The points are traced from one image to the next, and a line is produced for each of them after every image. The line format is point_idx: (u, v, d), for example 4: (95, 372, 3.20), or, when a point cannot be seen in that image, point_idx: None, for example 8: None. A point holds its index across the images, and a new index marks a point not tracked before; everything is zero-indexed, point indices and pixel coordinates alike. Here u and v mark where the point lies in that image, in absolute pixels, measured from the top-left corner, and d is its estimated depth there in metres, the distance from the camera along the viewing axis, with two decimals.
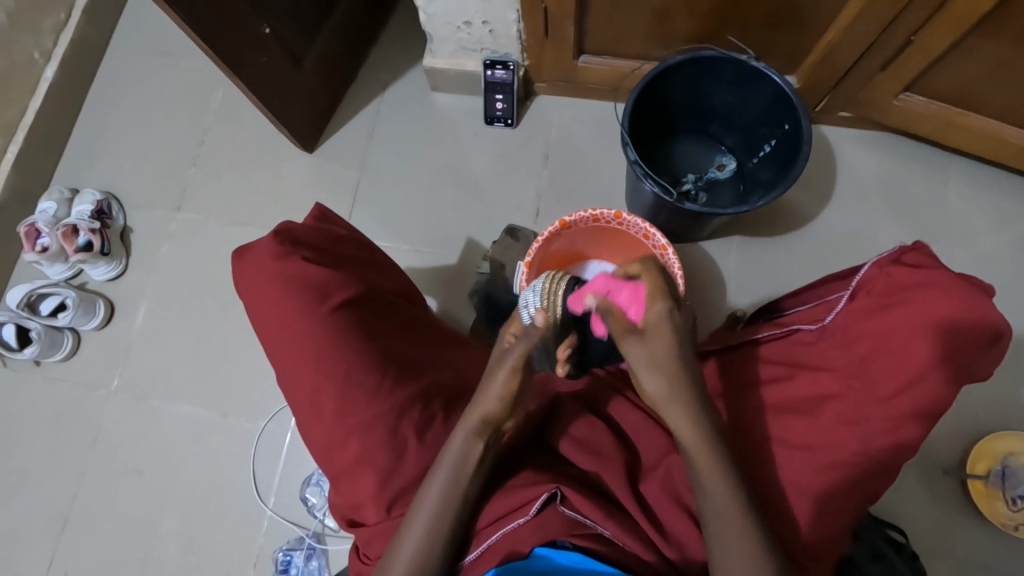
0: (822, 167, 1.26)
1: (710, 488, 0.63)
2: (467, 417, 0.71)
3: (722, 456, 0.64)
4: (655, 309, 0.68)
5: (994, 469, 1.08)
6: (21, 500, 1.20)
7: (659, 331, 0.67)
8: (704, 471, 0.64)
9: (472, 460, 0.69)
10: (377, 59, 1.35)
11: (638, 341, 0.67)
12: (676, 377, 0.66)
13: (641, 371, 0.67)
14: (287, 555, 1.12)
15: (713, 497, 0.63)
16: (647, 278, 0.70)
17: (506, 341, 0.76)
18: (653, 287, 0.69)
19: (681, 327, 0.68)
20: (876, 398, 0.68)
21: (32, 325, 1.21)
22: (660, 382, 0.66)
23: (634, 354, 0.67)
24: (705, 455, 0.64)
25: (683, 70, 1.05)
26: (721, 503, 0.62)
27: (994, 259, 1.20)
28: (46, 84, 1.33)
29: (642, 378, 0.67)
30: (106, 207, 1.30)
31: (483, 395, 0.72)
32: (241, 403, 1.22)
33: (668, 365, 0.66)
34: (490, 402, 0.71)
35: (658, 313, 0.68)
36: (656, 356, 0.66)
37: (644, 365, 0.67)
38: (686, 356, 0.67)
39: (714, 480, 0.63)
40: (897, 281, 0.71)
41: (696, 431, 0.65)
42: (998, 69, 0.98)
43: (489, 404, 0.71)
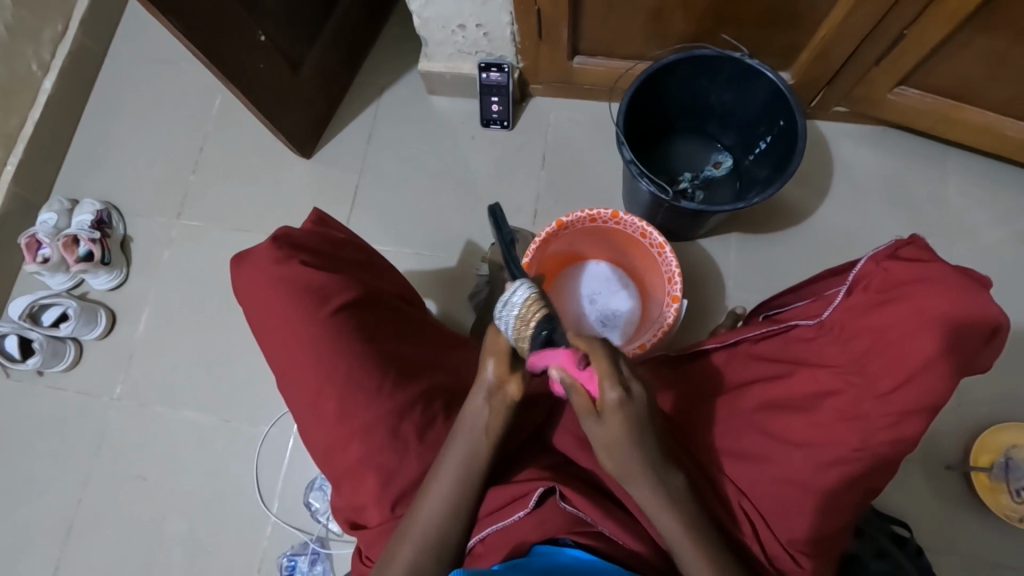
0: (819, 163, 1.26)
1: (667, 528, 0.66)
2: (478, 382, 0.71)
3: (678, 504, 0.67)
4: (608, 395, 0.62)
5: (997, 462, 1.07)
6: (26, 509, 1.21)
7: (613, 420, 0.63)
8: (660, 514, 0.66)
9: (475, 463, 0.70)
10: (374, 65, 1.36)
11: (596, 422, 0.64)
12: (630, 451, 0.65)
13: (601, 450, 0.66)
14: (292, 560, 1.13)
15: (673, 530, 0.66)
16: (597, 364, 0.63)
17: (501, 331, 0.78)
18: (601, 373, 0.62)
19: (636, 405, 0.63)
20: (875, 395, 0.68)
21: (34, 336, 1.22)
22: (616, 462, 0.66)
23: (591, 431, 0.65)
24: (663, 510, 0.66)
25: (677, 69, 1.05)
26: (681, 537, 0.65)
27: (994, 252, 1.20)
28: (45, 96, 1.34)
29: (602, 450, 0.66)
30: (106, 216, 1.31)
31: (483, 358, 0.71)
32: (243, 409, 1.22)
33: (623, 442, 0.64)
34: (490, 369, 0.70)
35: (611, 400, 0.63)
36: (611, 438, 0.64)
37: (603, 443, 0.65)
38: (642, 431, 0.65)
39: (667, 506, 0.66)
40: (894, 277, 0.70)
41: (654, 492, 0.66)
42: (993, 63, 0.98)
43: (490, 366, 0.70)
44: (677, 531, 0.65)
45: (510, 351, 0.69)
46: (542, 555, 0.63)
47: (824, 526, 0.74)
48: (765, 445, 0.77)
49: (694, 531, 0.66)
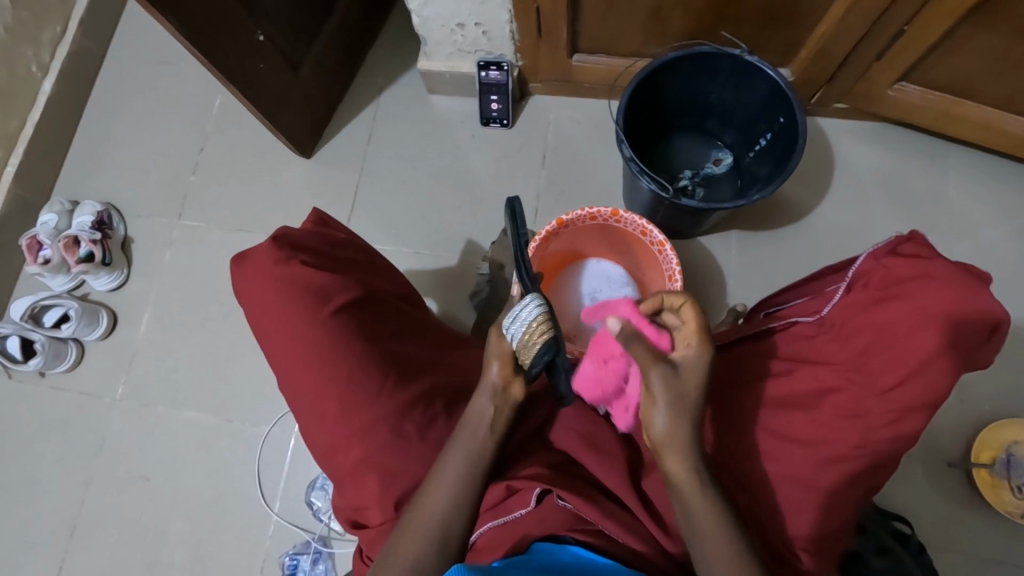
0: (819, 160, 1.25)
1: (693, 501, 0.64)
2: (484, 381, 0.74)
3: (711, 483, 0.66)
4: (691, 349, 0.68)
5: (999, 458, 1.07)
6: (30, 510, 1.21)
7: (692, 372, 0.67)
8: (692, 488, 0.65)
9: (476, 463, 0.71)
10: (374, 64, 1.36)
11: (668, 371, 0.67)
12: (687, 416, 0.66)
13: (662, 405, 0.66)
14: (294, 560, 1.13)
15: (696, 502, 0.64)
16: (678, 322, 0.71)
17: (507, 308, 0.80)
18: (692, 328, 0.69)
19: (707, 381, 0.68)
20: (876, 392, 0.68)
21: (35, 337, 1.22)
22: (675, 425, 0.66)
23: (658, 381, 0.66)
24: (696, 486, 0.64)
25: (677, 67, 1.05)
26: (706, 515, 0.63)
27: (995, 249, 1.20)
28: (44, 97, 1.34)
29: (655, 408, 0.66)
30: (107, 217, 1.31)
31: (488, 361, 0.74)
32: (245, 409, 1.22)
33: (688, 403, 0.66)
34: (496, 370, 0.73)
35: (693, 356, 0.68)
36: (680, 393, 0.66)
37: (667, 397, 0.66)
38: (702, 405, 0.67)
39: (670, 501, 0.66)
40: (895, 274, 0.70)
41: (691, 465, 0.65)
42: (993, 59, 0.98)
43: (495, 367, 0.73)
44: (702, 507, 0.64)
45: (512, 356, 0.73)
46: (541, 552, 0.63)
47: (827, 525, 0.73)
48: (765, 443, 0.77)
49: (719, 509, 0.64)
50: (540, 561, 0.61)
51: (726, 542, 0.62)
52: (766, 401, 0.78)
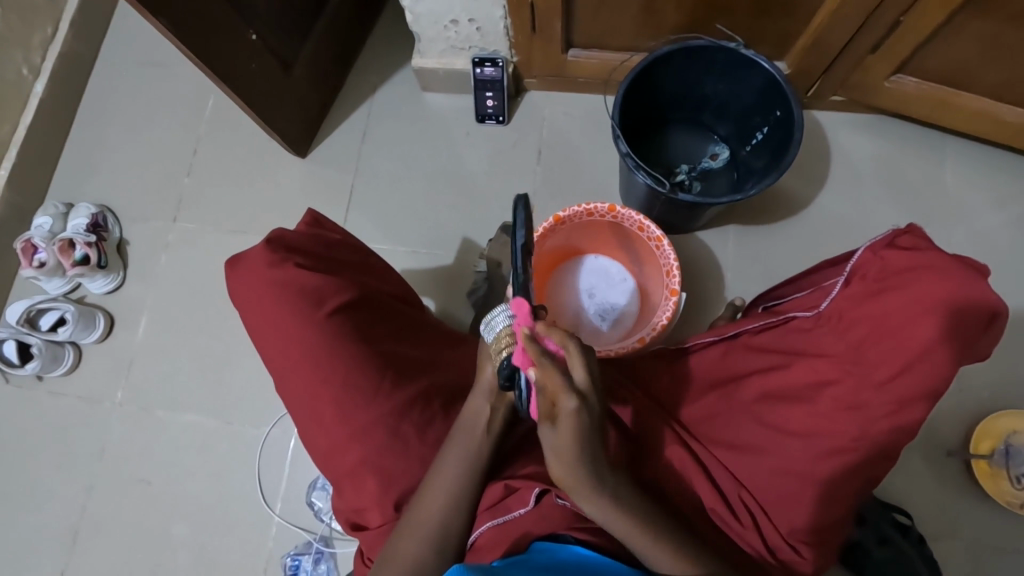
0: (816, 152, 1.25)
1: (629, 538, 0.64)
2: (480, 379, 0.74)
3: (634, 514, 0.64)
4: (566, 402, 0.61)
5: (998, 448, 1.07)
6: (31, 514, 1.21)
7: (566, 429, 0.61)
8: (617, 525, 0.64)
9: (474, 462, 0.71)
10: (367, 62, 1.35)
11: (550, 431, 0.62)
12: (581, 466, 0.63)
13: (553, 456, 0.63)
14: (296, 560, 1.13)
15: (636, 539, 0.63)
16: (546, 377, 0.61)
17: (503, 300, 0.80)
18: (555, 380, 0.61)
19: (591, 420, 0.62)
20: (874, 384, 0.68)
21: (32, 341, 1.22)
22: (569, 470, 0.63)
23: (545, 440, 0.63)
24: (615, 516, 0.64)
25: (672, 61, 1.05)
26: (646, 545, 0.63)
27: (992, 239, 1.20)
28: (36, 100, 1.33)
29: (548, 462, 0.64)
30: (102, 219, 1.31)
31: (483, 363, 0.74)
32: (244, 410, 1.22)
33: (574, 457, 0.62)
34: (489, 372, 0.73)
35: (568, 407, 0.61)
36: (562, 446, 0.62)
37: (554, 452, 0.63)
38: (591, 446, 0.63)
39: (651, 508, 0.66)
40: (892, 265, 0.70)
41: (602, 506, 0.64)
42: (988, 48, 0.98)
43: (488, 370, 0.73)
44: (638, 539, 0.64)
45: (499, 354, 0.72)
46: (542, 551, 0.63)
47: (824, 516, 0.74)
48: (764, 437, 0.77)
49: (659, 532, 0.64)
50: (541, 561, 0.61)
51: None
52: (768, 393, 0.79)
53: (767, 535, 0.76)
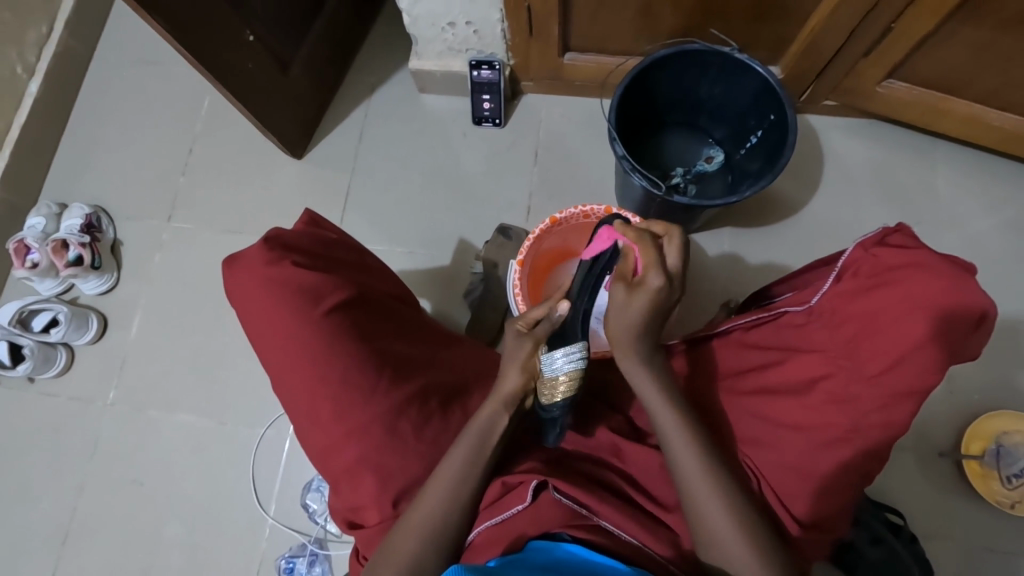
0: (810, 156, 1.26)
1: (658, 413, 0.70)
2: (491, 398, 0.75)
3: (669, 389, 0.72)
4: (651, 278, 0.68)
5: (989, 449, 1.09)
6: (21, 516, 1.20)
7: (643, 294, 0.68)
8: (652, 398, 0.71)
9: (486, 448, 0.71)
10: (363, 64, 1.35)
11: (624, 289, 0.70)
12: (636, 331, 0.70)
13: (614, 309, 0.70)
14: (290, 562, 1.12)
15: (661, 409, 0.70)
16: (644, 252, 0.70)
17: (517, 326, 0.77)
18: (652, 256, 0.69)
19: (666, 300, 0.70)
20: (865, 377, 0.69)
21: (24, 341, 1.21)
22: (621, 327, 0.70)
23: (615, 296, 0.71)
24: (650, 381, 0.71)
25: (668, 64, 1.05)
26: (671, 424, 0.70)
27: (983, 242, 1.21)
28: (30, 99, 1.33)
29: (608, 318, 0.72)
30: (96, 220, 1.30)
31: (506, 371, 0.75)
32: (239, 411, 1.22)
33: (636, 322, 0.69)
34: (512, 383, 0.74)
35: (652, 281, 0.68)
36: (629, 309, 0.69)
37: (617, 308, 0.70)
38: (653, 320, 0.70)
39: (671, 417, 0.70)
40: (884, 262, 0.71)
41: (642, 371, 0.71)
42: (979, 53, 0.99)
43: (512, 380, 0.74)
44: (665, 413, 0.70)
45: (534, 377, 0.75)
46: (538, 550, 0.63)
47: (824, 507, 0.74)
48: (761, 431, 0.77)
49: (686, 418, 0.70)
50: (540, 559, 0.61)
51: (706, 469, 0.68)
52: (761, 388, 0.79)
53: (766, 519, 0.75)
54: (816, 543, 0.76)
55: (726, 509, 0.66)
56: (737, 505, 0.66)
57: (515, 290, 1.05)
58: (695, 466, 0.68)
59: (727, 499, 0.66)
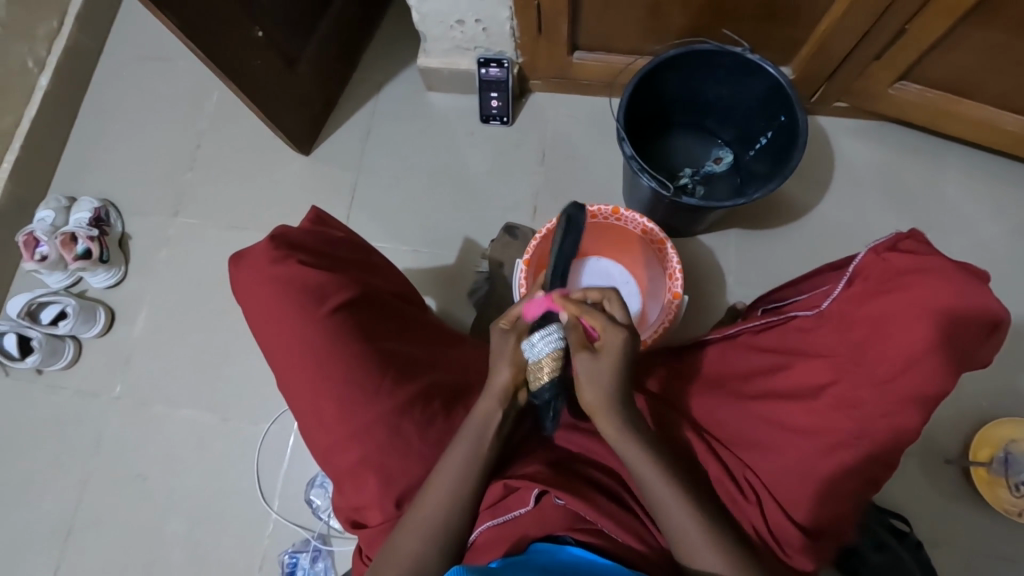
0: (819, 158, 1.25)
1: (639, 466, 0.69)
2: (484, 399, 0.73)
3: (647, 442, 0.70)
4: (611, 336, 0.70)
5: (997, 457, 1.07)
6: (28, 507, 1.21)
7: (610, 351, 0.70)
8: (630, 453, 0.69)
9: (484, 450, 0.71)
10: (371, 61, 1.35)
11: (589, 357, 0.70)
12: (614, 393, 0.70)
13: (586, 381, 0.70)
14: (293, 557, 1.13)
15: (641, 465, 0.69)
16: (590, 317, 0.70)
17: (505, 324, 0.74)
18: (601, 319, 0.70)
19: (630, 353, 0.71)
20: (874, 381, 0.68)
21: (33, 334, 1.22)
22: (599, 395, 0.70)
23: (580, 367, 0.70)
24: (629, 441, 0.69)
25: (677, 64, 1.05)
26: (655, 479, 0.68)
27: (994, 247, 1.20)
28: (40, 93, 1.33)
29: (579, 390, 0.71)
30: (104, 214, 1.31)
31: (496, 365, 0.73)
32: (243, 406, 1.22)
33: (610, 384, 0.70)
34: (502, 377, 0.72)
35: (613, 339, 0.70)
36: (599, 373, 0.69)
37: (588, 379, 0.70)
38: (624, 379, 0.71)
39: (652, 469, 0.68)
40: (895, 266, 0.70)
41: (620, 429, 0.70)
42: (992, 57, 0.98)
43: (503, 374, 0.72)
44: (646, 468, 0.68)
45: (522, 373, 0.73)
46: (541, 552, 0.63)
47: (830, 511, 0.74)
48: (765, 435, 0.77)
49: (670, 473, 0.69)
50: (545, 560, 0.61)
51: (692, 519, 0.66)
52: (768, 393, 0.79)
53: (770, 520, 0.74)
54: (823, 547, 0.75)
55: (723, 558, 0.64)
56: (733, 553, 0.65)
57: (521, 286, 1.05)
58: (688, 523, 0.66)
59: (716, 543, 0.65)
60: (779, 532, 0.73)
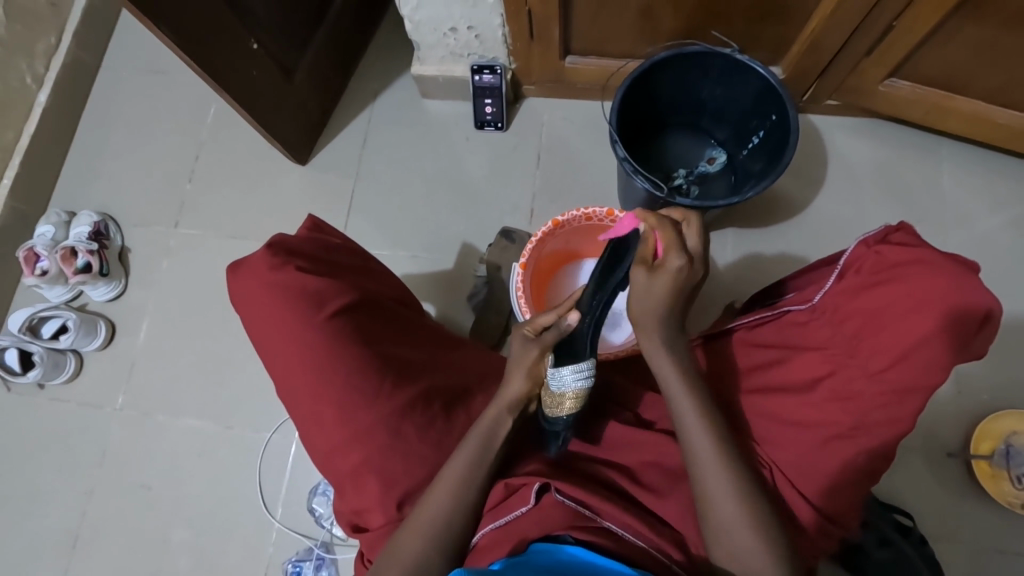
0: (812, 156, 1.26)
1: (680, 404, 0.70)
2: (496, 400, 0.75)
3: (695, 382, 0.72)
4: (671, 260, 0.71)
5: (998, 449, 1.08)
6: (31, 521, 1.21)
7: (666, 273, 0.71)
8: (671, 383, 0.72)
9: (490, 450, 0.72)
10: (366, 70, 1.36)
11: (644, 273, 0.72)
12: (661, 310, 0.72)
13: (634, 294, 0.72)
14: (297, 566, 1.12)
15: (683, 403, 0.70)
16: (661, 238, 0.72)
17: (524, 331, 0.78)
18: (672, 237, 0.72)
19: (688, 279, 0.72)
20: (868, 373, 0.69)
21: (34, 348, 1.22)
22: (643, 310, 0.72)
23: (635, 280, 0.72)
24: (678, 373, 0.72)
25: (667, 66, 1.06)
26: (692, 419, 0.70)
27: (989, 240, 1.20)
28: (39, 109, 1.35)
29: (632, 305, 0.73)
30: (104, 227, 1.32)
31: (512, 375, 0.76)
32: (244, 415, 1.22)
33: (659, 302, 0.71)
34: (518, 386, 0.75)
35: (673, 263, 0.71)
36: (649, 292, 0.71)
37: (636, 293, 0.72)
38: (676, 305, 0.72)
39: (693, 415, 0.70)
40: (887, 259, 0.70)
41: (665, 356, 0.72)
42: (981, 51, 0.99)
43: (516, 386, 0.75)
44: (688, 406, 0.70)
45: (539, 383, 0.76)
46: (540, 553, 0.62)
47: (835, 501, 0.73)
48: (763, 428, 0.77)
49: (705, 409, 0.70)
50: (547, 561, 0.60)
51: (723, 468, 0.67)
52: (765, 387, 0.79)
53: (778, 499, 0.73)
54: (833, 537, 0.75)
55: (741, 505, 0.65)
56: (756, 511, 0.65)
57: (517, 293, 1.04)
58: (708, 456, 0.68)
59: (741, 491, 0.66)
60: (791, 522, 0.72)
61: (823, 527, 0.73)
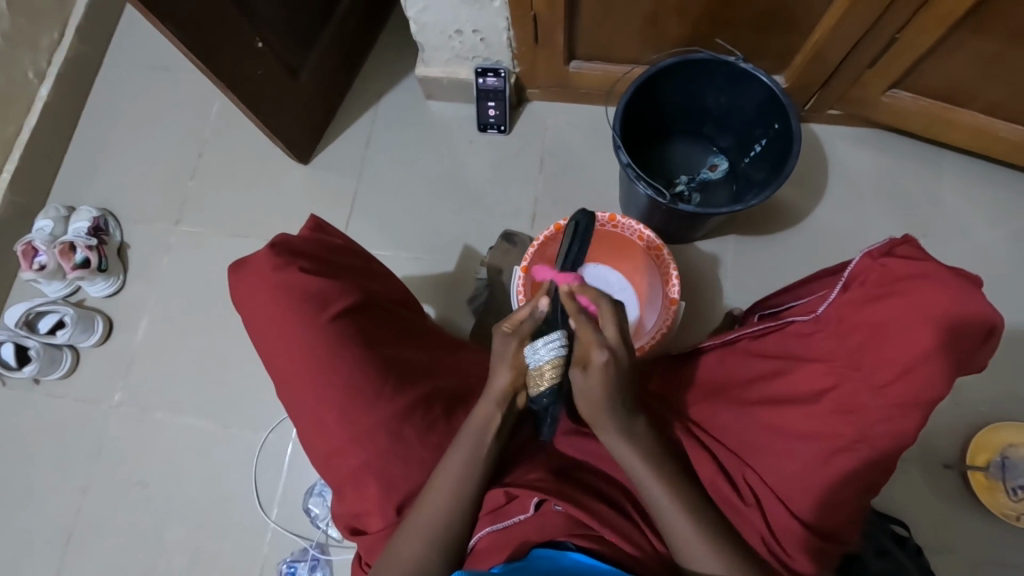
0: (814, 164, 1.27)
1: (648, 486, 0.69)
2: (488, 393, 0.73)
3: (658, 461, 0.70)
4: (596, 354, 0.67)
5: (994, 461, 1.09)
6: (25, 516, 1.20)
7: (597, 373, 0.67)
8: (635, 467, 0.70)
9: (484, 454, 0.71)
10: (370, 71, 1.36)
11: (578, 375, 0.68)
12: (605, 408, 0.69)
13: (579, 397, 0.70)
14: (292, 567, 1.12)
15: (653, 486, 0.69)
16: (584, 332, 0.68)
17: (506, 326, 0.72)
18: (590, 334, 0.68)
19: (620, 371, 0.69)
20: (873, 386, 0.69)
21: (31, 343, 1.21)
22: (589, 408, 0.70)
23: (574, 381, 0.69)
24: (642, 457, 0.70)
25: (672, 73, 1.06)
26: (665, 501, 0.68)
27: (988, 252, 1.21)
28: (41, 103, 1.34)
29: (579, 400, 0.71)
30: (103, 223, 1.31)
31: (496, 367, 0.72)
32: (241, 414, 1.22)
33: (602, 400, 0.69)
34: (502, 379, 0.72)
35: (598, 360, 0.67)
36: (588, 392, 0.68)
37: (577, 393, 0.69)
38: (618, 395, 0.69)
39: (664, 495, 0.68)
40: (893, 272, 0.70)
41: (624, 443, 0.70)
42: (984, 65, 0.99)
43: (502, 377, 0.72)
44: (658, 488, 0.69)
45: (525, 370, 0.71)
46: (542, 558, 0.62)
47: (832, 514, 0.73)
48: (765, 438, 0.77)
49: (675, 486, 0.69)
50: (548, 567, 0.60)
51: (705, 546, 0.66)
52: (768, 398, 0.79)
53: (776, 511, 0.73)
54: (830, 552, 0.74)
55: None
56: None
57: (518, 292, 1.06)
58: (688, 539, 0.66)
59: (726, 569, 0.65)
60: (783, 534, 0.73)
61: (816, 544, 0.73)
